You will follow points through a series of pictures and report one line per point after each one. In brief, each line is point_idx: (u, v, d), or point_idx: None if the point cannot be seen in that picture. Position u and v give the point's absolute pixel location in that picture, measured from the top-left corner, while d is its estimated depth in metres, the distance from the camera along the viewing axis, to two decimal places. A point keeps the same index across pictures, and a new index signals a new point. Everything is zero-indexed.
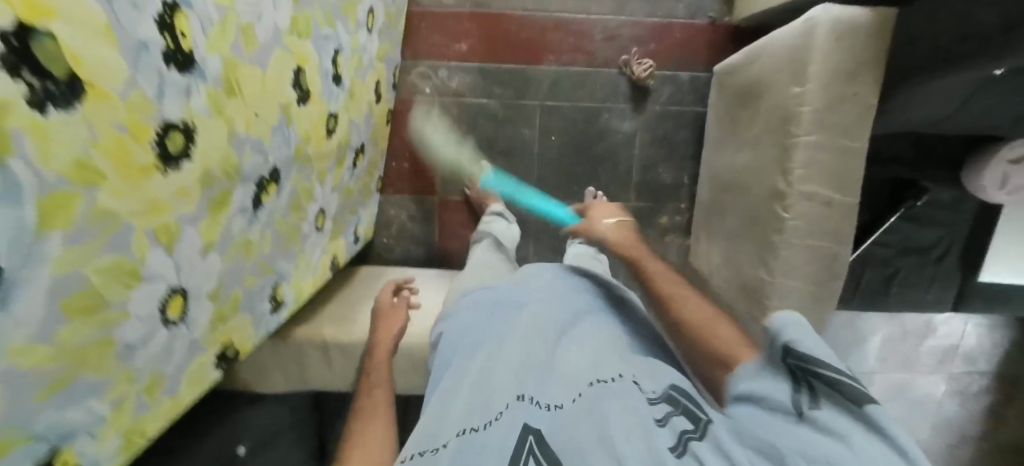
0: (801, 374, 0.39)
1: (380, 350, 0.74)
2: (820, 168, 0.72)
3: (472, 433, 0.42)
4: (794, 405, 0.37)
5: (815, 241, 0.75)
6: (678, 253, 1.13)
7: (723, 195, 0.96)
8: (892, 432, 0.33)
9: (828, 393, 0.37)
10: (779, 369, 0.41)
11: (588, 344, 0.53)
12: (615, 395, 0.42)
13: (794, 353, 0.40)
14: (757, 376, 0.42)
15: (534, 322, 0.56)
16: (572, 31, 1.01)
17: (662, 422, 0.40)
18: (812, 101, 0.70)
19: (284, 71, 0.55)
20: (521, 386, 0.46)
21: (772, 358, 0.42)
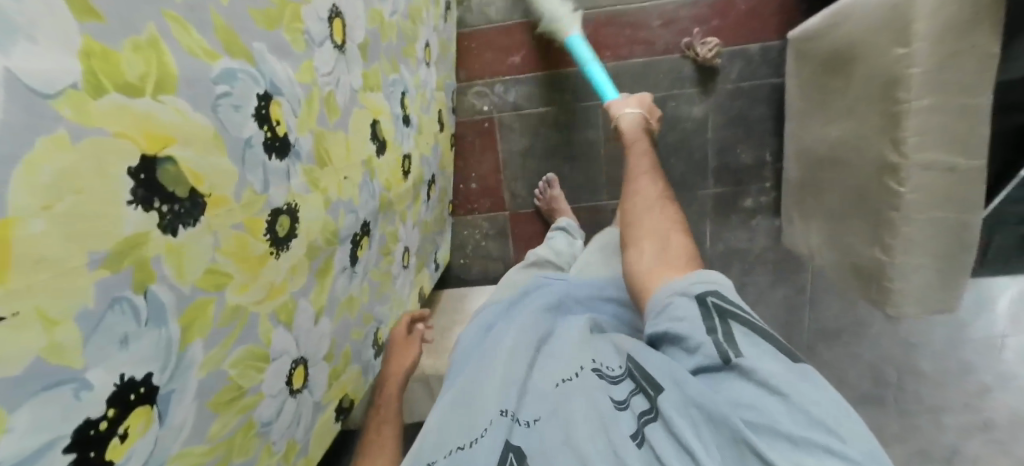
0: (717, 315, 0.42)
1: (390, 385, 0.68)
2: (940, 133, 0.60)
3: (459, 451, 0.46)
4: (720, 352, 0.41)
5: (940, 211, 0.63)
6: (767, 235, 1.05)
7: (816, 168, 0.85)
8: (816, 381, 0.38)
9: (750, 339, 0.41)
10: (697, 305, 0.43)
11: (562, 342, 0.56)
12: (579, 394, 0.45)
13: (717, 299, 0.43)
14: (680, 309, 0.44)
15: (517, 339, 0.60)
16: (627, 23, 0.96)
17: (622, 405, 0.43)
18: (921, 62, 0.58)
19: (364, 128, 0.55)
20: (503, 400, 0.50)
21: (689, 295, 0.44)
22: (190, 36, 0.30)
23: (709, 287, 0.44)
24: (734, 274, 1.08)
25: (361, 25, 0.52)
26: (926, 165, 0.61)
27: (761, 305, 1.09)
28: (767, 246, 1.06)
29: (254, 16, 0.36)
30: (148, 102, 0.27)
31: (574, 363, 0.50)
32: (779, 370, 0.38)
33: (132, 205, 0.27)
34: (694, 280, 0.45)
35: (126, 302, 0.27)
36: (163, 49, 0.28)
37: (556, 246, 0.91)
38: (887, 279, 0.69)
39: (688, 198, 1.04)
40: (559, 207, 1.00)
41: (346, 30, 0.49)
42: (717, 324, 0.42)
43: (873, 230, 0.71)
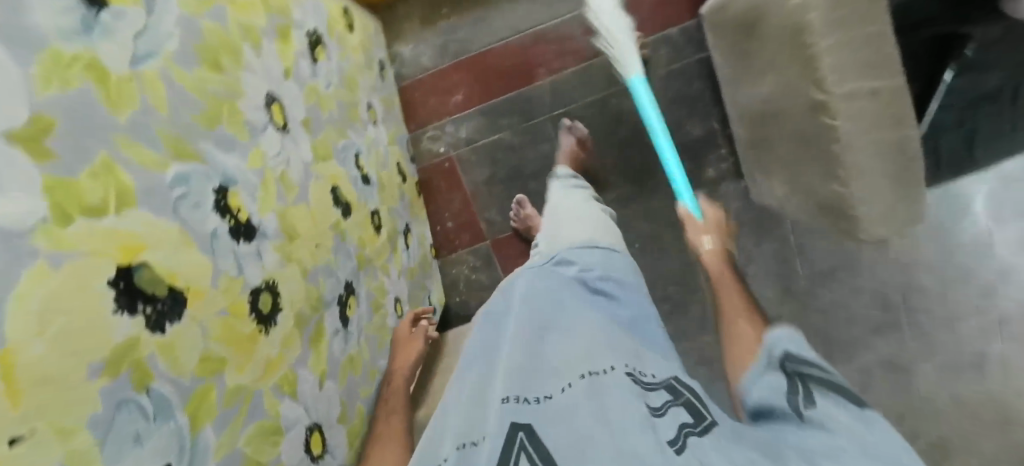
0: (797, 378, 0.41)
1: (398, 378, 0.66)
2: (855, 62, 0.63)
3: (471, 446, 0.39)
4: (793, 407, 0.39)
5: (879, 132, 0.66)
6: (738, 198, 1.09)
7: (760, 125, 0.88)
8: (888, 433, 0.34)
9: (822, 391, 0.39)
10: (776, 372, 0.43)
11: (581, 329, 0.50)
12: (611, 390, 0.39)
13: (793, 358, 0.42)
14: (761, 374, 0.44)
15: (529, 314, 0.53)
16: (552, 39, 1.02)
17: (659, 411, 0.38)
18: (817, 5, 0.62)
19: (325, 196, 0.59)
20: (508, 385, 0.43)
21: (772, 362, 0.44)
22: (142, 152, 0.33)
23: (774, 342, 0.45)
24: None
25: (301, 104, 0.56)
26: (851, 96, 0.64)
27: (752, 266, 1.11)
28: (741, 211, 1.08)
29: (199, 121, 0.39)
30: (114, 219, 0.30)
31: (603, 356, 0.45)
32: (851, 417, 0.35)
33: (119, 313, 0.29)
34: (771, 342, 0.45)
35: (131, 402, 0.29)
36: (119, 170, 0.31)
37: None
38: (851, 208, 0.71)
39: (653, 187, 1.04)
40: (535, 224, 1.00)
41: (286, 112, 0.52)
42: (795, 381, 0.41)
43: (826, 166, 0.72)
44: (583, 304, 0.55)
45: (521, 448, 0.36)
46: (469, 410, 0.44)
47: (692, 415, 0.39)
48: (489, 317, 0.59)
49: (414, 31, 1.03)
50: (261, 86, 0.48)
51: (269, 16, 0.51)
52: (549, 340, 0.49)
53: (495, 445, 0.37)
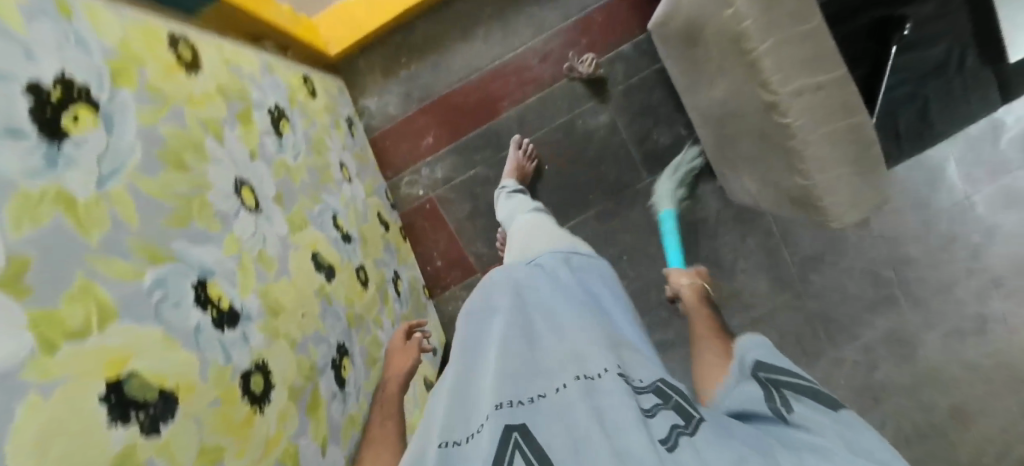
0: (771, 385, 0.44)
1: (391, 384, 0.67)
2: (795, 62, 0.65)
3: (454, 446, 0.39)
4: (773, 412, 0.41)
5: (832, 122, 0.67)
6: (716, 197, 1.13)
7: (721, 127, 0.90)
8: (863, 429, 0.37)
9: (799, 397, 0.42)
10: (750, 381, 0.46)
11: (573, 333, 0.50)
12: (608, 393, 0.39)
13: (764, 368, 0.47)
14: (737, 387, 0.47)
15: (517, 318, 0.53)
16: (511, 72, 1.05)
17: (651, 413, 0.39)
18: (748, 14, 0.63)
19: (306, 264, 0.61)
20: (500, 390, 0.42)
21: (745, 375, 0.48)
22: (117, 266, 0.35)
23: (749, 359, 0.49)
24: (704, 243, 1.13)
25: (269, 181, 0.58)
26: (797, 93, 0.65)
27: (741, 261, 1.12)
28: (721, 208, 1.12)
29: (169, 223, 0.40)
30: (98, 337, 0.31)
31: (596, 357, 0.45)
32: (832, 417, 0.38)
33: (112, 426, 0.31)
34: (744, 361, 0.50)
35: None
36: (97, 289, 0.33)
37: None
38: (818, 200, 0.72)
39: (631, 198, 1.06)
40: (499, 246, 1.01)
41: (255, 193, 0.54)
42: (769, 388, 0.44)
43: (788, 163, 0.73)
44: (573, 307, 0.55)
45: (516, 448, 0.35)
46: (455, 415, 0.43)
47: (681, 416, 0.38)
48: (476, 319, 0.58)
49: (377, 83, 1.05)
50: (227, 173, 0.50)
51: (228, 105, 0.53)
52: (541, 344, 0.49)
53: (490, 445, 0.35)
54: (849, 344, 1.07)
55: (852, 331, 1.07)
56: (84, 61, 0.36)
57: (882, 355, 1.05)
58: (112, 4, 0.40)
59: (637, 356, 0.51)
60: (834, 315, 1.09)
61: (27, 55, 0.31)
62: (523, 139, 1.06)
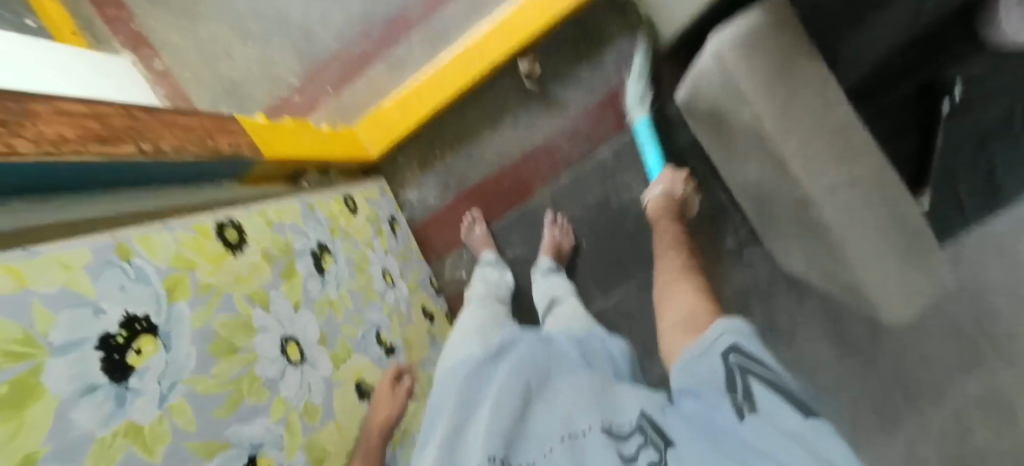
0: (739, 372, 0.42)
1: (373, 434, 0.64)
2: (825, 158, 0.62)
3: None
4: (735, 406, 0.41)
5: (875, 216, 0.63)
6: (766, 262, 1.05)
7: (760, 203, 0.86)
8: (825, 433, 0.37)
9: (766, 391, 0.41)
10: (718, 360, 0.44)
11: (566, 389, 0.55)
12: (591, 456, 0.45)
13: (740, 352, 0.43)
14: (706, 358, 0.45)
15: (515, 368, 0.59)
16: (541, 154, 1.07)
17: (630, 460, 0.43)
18: (771, 118, 0.61)
19: (349, 397, 0.64)
20: (490, 443, 0.49)
21: (715, 347, 0.45)
22: None
23: (727, 339, 0.45)
24: (758, 313, 1.06)
25: (314, 324, 0.62)
26: (830, 190, 0.62)
27: (800, 325, 1.03)
28: (769, 273, 1.05)
29: (221, 412, 0.44)
30: None
31: (583, 418, 0.49)
32: (796, 422, 0.38)
33: None
34: (718, 333, 0.46)
35: None
36: None
37: (490, 280, 0.97)
38: (867, 294, 0.69)
39: None
40: (486, 242, 1.06)
41: (301, 345, 0.57)
42: (739, 377, 0.42)
43: (829, 251, 0.70)
44: (575, 366, 0.60)
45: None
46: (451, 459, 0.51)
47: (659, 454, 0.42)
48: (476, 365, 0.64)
49: (415, 176, 1.11)
50: (276, 337, 0.54)
51: (272, 267, 0.58)
52: (536, 401, 0.55)
53: None
54: (937, 410, 0.91)
55: None
56: (145, 290, 0.41)
57: None
58: (165, 221, 0.46)
59: (630, 390, 0.53)
60: None
61: (97, 312, 0.37)
62: (557, 217, 1.06)
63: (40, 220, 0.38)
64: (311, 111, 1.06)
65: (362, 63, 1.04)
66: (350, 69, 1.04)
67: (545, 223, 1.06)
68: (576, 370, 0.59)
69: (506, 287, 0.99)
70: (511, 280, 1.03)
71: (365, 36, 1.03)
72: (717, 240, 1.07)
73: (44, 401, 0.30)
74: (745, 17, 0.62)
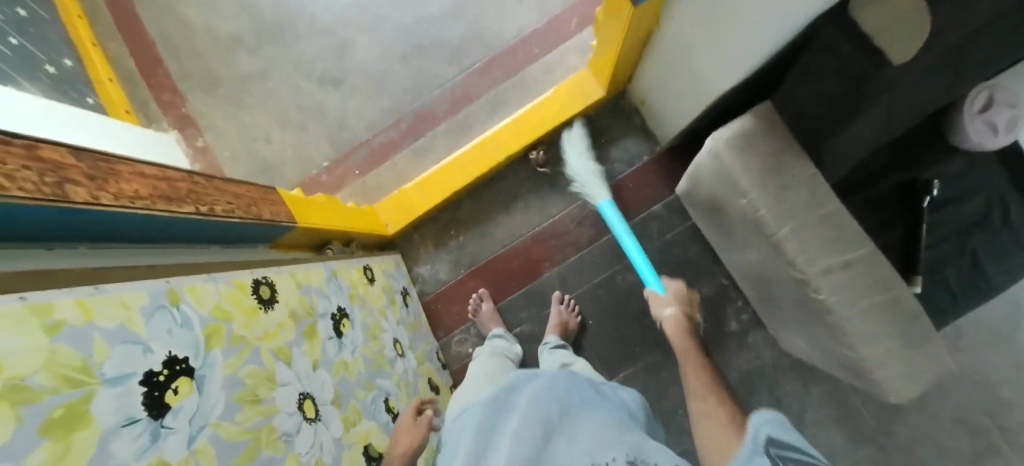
0: (783, 464, 0.46)
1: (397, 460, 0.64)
2: (815, 244, 0.69)
3: None
4: None
5: (869, 298, 0.68)
6: (769, 346, 1.06)
7: (761, 285, 0.91)
8: None
9: None
10: (763, 457, 0.48)
11: (585, 433, 0.57)
12: None
13: (775, 444, 0.49)
14: (750, 455, 0.49)
15: (533, 406, 0.60)
16: (550, 236, 1.13)
17: None
18: (765, 205, 0.71)
19: (358, 462, 0.62)
20: None
21: (758, 444, 0.50)
22: None
23: (763, 434, 0.51)
24: (764, 394, 1.05)
25: (329, 384, 0.63)
26: (825, 272, 0.69)
27: (809, 412, 1.02)
28: (775, 358, 1.05)
29: (240, 461, 0.44)
30: None
31: (606, 451, 0.53)
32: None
33: None
34: (754, 426, 0.52)
35: None
36: None
37: (499, 348, 0.98)
38: (870, 374, 0.70)
39: None
40: (494, 317, 1.09)
41: (316, 403, 0.58)
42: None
43: (830, 331, 0.73)
44: (593, 411, 0.62)
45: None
46: None
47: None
48: (492, 404, 0.65)
49: (429, 252, 1.16)
50: (294, 391, 0.55)
51: (297, 326, 0.61)
52: (556, 441, 0.56)
53: None
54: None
55: None
56: (186, 335, 0.44)
57: None
58: (210, 273, 0.51)
59: (647, 439, 0.57)
60: None
61: (145, 351, 0.39)
62: (564, 295, 1.10)
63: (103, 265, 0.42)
64: (337, 189, 1.15)
65: (388, 150, 1.15)
66: (378, 155, 1.15)
67: (552, 301, 1.10)
68: (592, 415, 0.61)
69: (516, 355, 0.99)
70: (519, 351, 1.02)
71: (395, 127, 1.15)
72: (722, 323, 1.08)
73: (91, 428, 0.32)
74: (740, 119, 0.73)
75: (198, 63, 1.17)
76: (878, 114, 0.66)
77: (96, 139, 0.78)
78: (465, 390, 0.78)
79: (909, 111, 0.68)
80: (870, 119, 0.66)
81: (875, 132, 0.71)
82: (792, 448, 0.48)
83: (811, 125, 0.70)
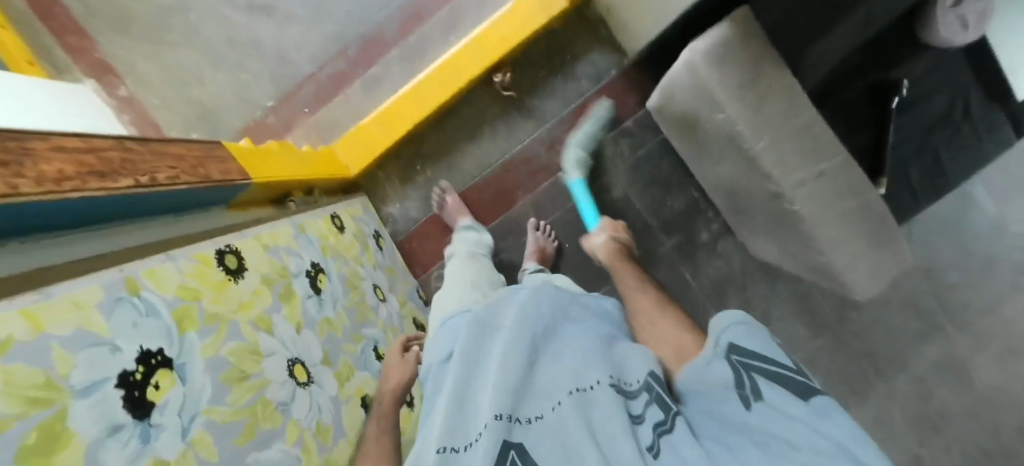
0: (744, 368, 0.47)
1: (387, 399, 0.66)
2: (793, 156, 0.69)
3: (450, 452, 0.47)
4: (742, 397, 0.45)
5: (841, 206, 0.71)
6: (739, 253, 1.12)
7: (734, 198, 0.93)
8: (835, 418, 0.41)
9: (769, 382, 0.45)
10: (724, 362, 0.48)
11: (569, 353, 0.55)
12: (598, 406, 0.47)
13: (737, 350, 0.48)
14: (710, 361, 0.49)
15: (520, 327, 0.58)
16: (521, 163, 1.10)
17: (638, 418, 0.47)
18: (743, 119, 0.68)
19: (356, 414, 0.64)
20: (500, 401, 0.48)
21: (719, 349, 0.50)
22: None
23: (724, 340, 0.50)
24: (733, 297, 1.12)
25: (316, 344, 0.62)
26: (801, 183, 0.70)
27: (774, 309, 1.11)
28: (743, 263, 1.12)
29: (240, 440, 0.44)
30: None
31: (590, 372, 0.51)
32: (800, 408, 0.42)
33: None
34: (716, 332, 0.51)
35: None
36: None
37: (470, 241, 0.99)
38: (839, 275, 0.75)
39: (653, 261, 1.12)
40: (460, 209, 1.06)
41: (307, 366, 0.58)
42: (742, 373, 0.46)
43: (801, 238, 0.76)
44: (576, 330, 0.61)
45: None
46: (457, 423, 0.51)
47: (665, 412, 0.46)
48: (478, 324, 0.64)
49: (397, 191, 1.10)
50: (281, 359, 0.54)
51: (272, 291, 0.58)
52: (541, 362, 0.55)
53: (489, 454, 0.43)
54: (899, 378, 1.07)
55: (900, 363, 1.07)
56: (155, 324, 0.41)
57: (936, 384, 1.05)
58: (169, 252, 0.46)
59: (631, 350, 0.57)
60: (879, 351, 1.08)
61: (114, 350, 0.36)
62: (539, 222, 1.09)
63: (45, 260, 0.37)
64: (288, 133, 1.05)
65: (338, 84, 1.04)
66: (328, 89, 1.05)
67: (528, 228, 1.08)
68: (576, 334, 0.59)
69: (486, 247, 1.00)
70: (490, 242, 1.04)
71: (342, 56, 1.04)
72: (692, 235, 1.12)
73: (73, 445, 0.30)
74: (716, 28, 0.68)
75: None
76: (856, 24, 0.69)
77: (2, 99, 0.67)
78: (442, 310, 0.77)
79: (882, 21, 0.71)
80: (848, 28, 0.69)
81: (848, 44, 0.72)
82: (755, 352, 0.48)
83: (796, 35, 0.70)
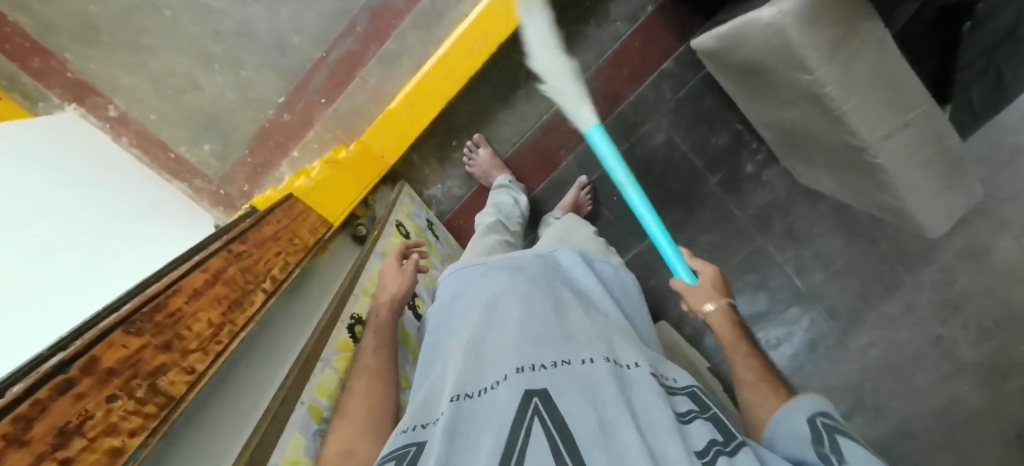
0: (823, 429, 0.41)
1: (383, 308, 0.57)
2: (879, 110, 0.67)
3: (466, 399, 0.40)
4: (822, 457, 0.39)
5: (921, 153, 0.71)
6: (784, 180, 1.04)
7: (792, 138, 0.89)
8: None
9: (851, 447, 0.39)
10: (801, 420, 0.43)
11: (600, 325, 0.52)
12: (637, 390, 0.41)
13: (820, 416, 0.42)
14: (790, 422, 0.44)
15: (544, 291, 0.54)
16: (562, 123, 1.03)
17: (686, 418, 0.41)
18: (832, 83, 0.64)
19: None
20: (521, 356, 0.43)
21: (797, 412, 0.44)
22: None
23: (808, 407, 0.44)
24: (777, 221, 1.04)
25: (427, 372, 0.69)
26: (886, 137, 0.68)
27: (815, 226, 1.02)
28: (789, 189, 1.04)
29: None
30: None
31: (625, 354, 0.46)
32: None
33: None
34: (798, 398, 0.45)
35: None
36: None
37: (509, 209, 0.94)
38: (911, 215, 0.78)
39: (699, 201, 1.07)
40: (494, 164, 1.01)
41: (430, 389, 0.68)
42: (821, 434, 0.41)
43: (876, 185, 0.77)
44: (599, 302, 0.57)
45: (535, 413, 0.36)
46: (471, 369, 0.44)
47: (717, 430, 0.41)
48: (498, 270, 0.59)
49: (436, 171, 1.05)
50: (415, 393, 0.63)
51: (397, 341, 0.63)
52: (564, 320, 0.50)
53: (509, 409, 0.37)
54: (927, 269, 0.96)
55: (926, 255, 0.96)
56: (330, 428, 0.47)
57: None
58: (323, 357, 0.50)
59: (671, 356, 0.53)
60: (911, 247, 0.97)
61: None
62: (587, 180, 1.03)
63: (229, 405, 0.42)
64: (307, 128, 0.95)
65: (351, 66, 0.93)
66: (341, 73, 0.93)
67: (576, 186, 1.04)
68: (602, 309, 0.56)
69: (521, 214, 0.95)
70: (526, 202, 0.99)
71: (350, 33, 0.91)
72: (740, 167, 1.06)
73: None
74: None
75: (55, 3, 0.84)
76: None
77: (26, 155, 0.59)
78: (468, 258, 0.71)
79: None
80: None
81: None
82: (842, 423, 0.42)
83: None
